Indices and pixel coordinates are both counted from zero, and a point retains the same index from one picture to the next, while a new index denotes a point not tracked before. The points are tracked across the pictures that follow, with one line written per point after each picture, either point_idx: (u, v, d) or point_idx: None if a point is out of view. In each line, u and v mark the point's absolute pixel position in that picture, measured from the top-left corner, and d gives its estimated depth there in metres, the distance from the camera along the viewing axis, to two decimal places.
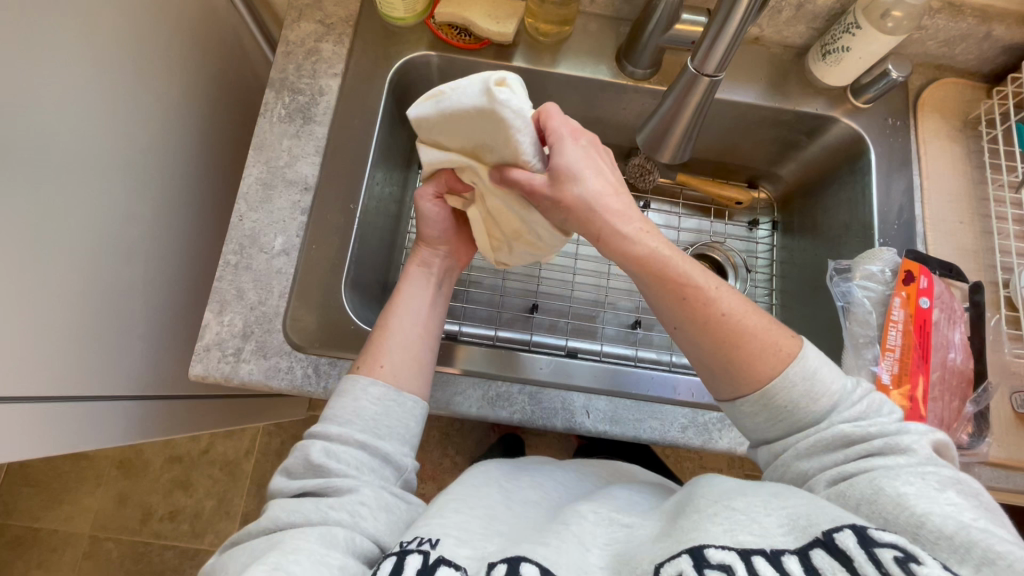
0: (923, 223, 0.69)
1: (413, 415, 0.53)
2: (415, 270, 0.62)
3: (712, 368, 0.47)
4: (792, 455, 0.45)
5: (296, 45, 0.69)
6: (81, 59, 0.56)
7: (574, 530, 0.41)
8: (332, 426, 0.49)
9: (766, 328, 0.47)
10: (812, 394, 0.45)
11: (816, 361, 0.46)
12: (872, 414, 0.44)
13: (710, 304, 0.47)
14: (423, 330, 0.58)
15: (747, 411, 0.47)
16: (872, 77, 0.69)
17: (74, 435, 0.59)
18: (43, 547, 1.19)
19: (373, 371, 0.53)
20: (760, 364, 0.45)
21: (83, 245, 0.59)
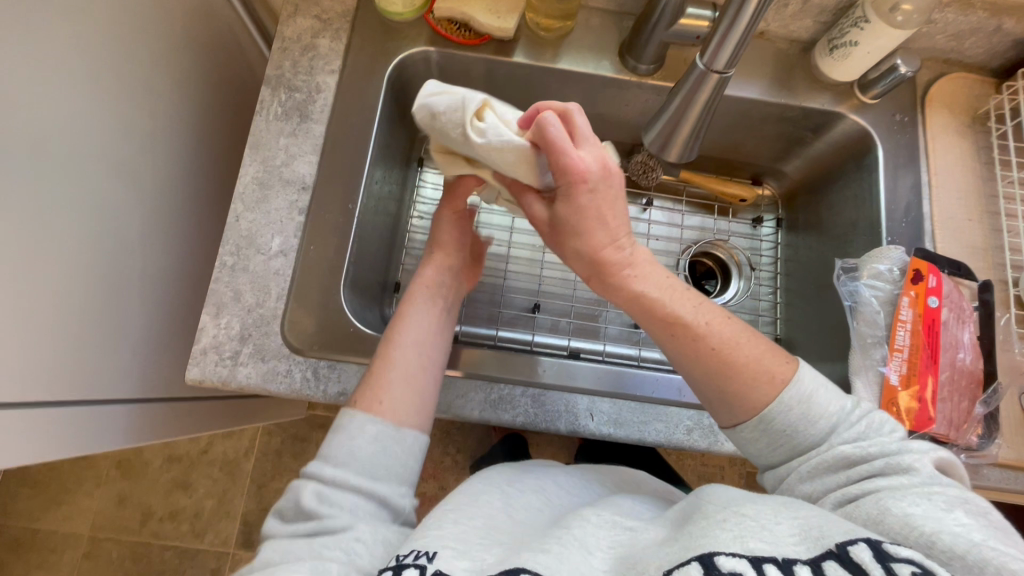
0: (931, 221, 0.68)
1: (413, 452, 0.50)
2: (420, 288, 0.58)
3: (709, 395, 0.47)
4: (795, 478, 0.45)
5: (292, 41, 0.68)
6: (73, 56, 0.55)
7: (575, 534, 0.40)
8: (326, 465, 0.47)
9: (761, 360, 0.46)
10: (809, 418, 0.45)
11: (812, 385, 0.46)
12: (872, 434, 0.44)
13: (700, 339, 0.46)
14: (428, 357, 0.53)
15: (748, 438, 0.47)
16: (880, 72, 0.67)
17: (69, 440, 0.58)
18: (42, 548, 1.18)
19: (372, 408, 0.49)
20: (756, 393, 0.45)
21: (78, 247, 0.57)
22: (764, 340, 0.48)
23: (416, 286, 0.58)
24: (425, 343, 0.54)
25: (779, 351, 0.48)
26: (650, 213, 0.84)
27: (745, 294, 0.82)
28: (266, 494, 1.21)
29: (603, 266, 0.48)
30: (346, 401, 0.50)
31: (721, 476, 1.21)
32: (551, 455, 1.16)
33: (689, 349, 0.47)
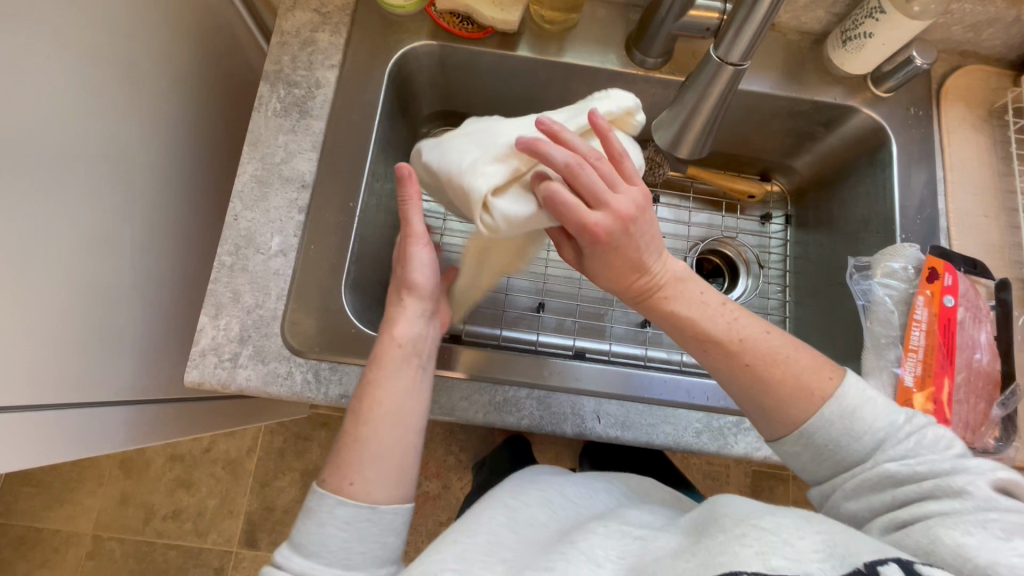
0: (947, 217, 0.66)
1: (394, 528, 0.43)
2: (392, 346, 0.49)
3: (749, 414, 0.48)
4: (841, 495, 0.44)
5: (290, 35, 0.66)
6: (68, 51, 0.53)
7: (581, 547, 0.39)
8: (296, 555, 0.41)
9: (802, 371, 0.46)
10: (852, 432, 0.44)
11: (857, 398, 0.44)
12: (924, 450, 0.42)
13: (733, 356, 0.47)
14: (410, 424, 0.46)
15: (790, 451, 0.47)
16: (895, 64, 0.65)
17: (68, 443, 0.57)
18: (45, 547, 1.18)
19: (341, 491, 0.42)
20: (793, 411, 0.45)
21: (74, 248, 0.56)
22: (807, 352, 0.47)
23: (386, 347, 0.49)
24: (401, 409, 0.46)
25: (823, 363, 0.46)
26: (656, 211, 0.83)
27: (754, 292, 0.80)
28: (269, 493, 1.20)
29: (641, 297, 0.51)
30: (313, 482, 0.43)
31: (727, 476, 1.20)
32: (555, 454, 1.15)
33: (729, 373, 0.47)
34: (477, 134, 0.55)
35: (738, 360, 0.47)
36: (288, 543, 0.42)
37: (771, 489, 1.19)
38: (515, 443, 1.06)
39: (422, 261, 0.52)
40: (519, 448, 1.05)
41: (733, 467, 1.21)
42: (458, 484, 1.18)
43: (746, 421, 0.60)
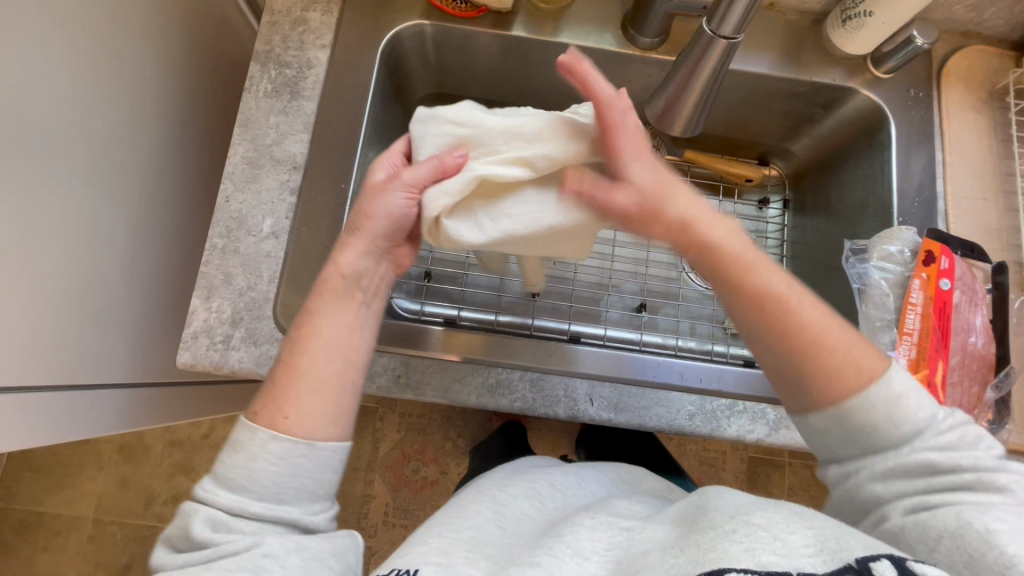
0: (945, 200, 0.65)
1: (331, 465, 0.41)
2: (336, 278, 0.46)
3: (783, 384, 0.45)
4: (866, 476, 0.42)
5: (281, 14, 0.65)
6: (57, 28, 0.52)
7: (568, 541, 0.40)
8: (224, 489, 0.39)
9: (851, 346, 0.43)
10: (892, 420, 0.41)
11: (904, 386, 0.41)
12: (966, 447, 0.40)
13: (788, 314, 0.43)
14: (347, 364, 0.44)
15: (819, 429, 0.43)
16: (895, 44, 0.64)
17: (62, 425, 0.58)
18: (46, 531, 1.19)
19: (275, 425, 0.40)
20: (838, 386, 0.42)
21: (65, 229, 0.56)
22: (853, 331, 0.44)
23: (330, 275, 0.46)
24: (341, 344, 0.44)
25: (870, 347, 0.43)
26: None
27: None
28: None
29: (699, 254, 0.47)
30: (244, 413, 0.41)
31: (723, 462, 1.20)
32: (552, 440, 1.16)
33: (781, 337, 0.43)
34: (464, 133, 0.50)
35: (790, 328, 0.43)
36: (213, 478, 0.40)
37: (766, 476, 1.20)
38: (511, 428, 1.07)
39: (393, 202, 0.48)
40: (514, 435, 1.05)
41: (729, 454, 1.21)
42: (456, 470, 1.19)
43: (740, 403, 0.60)
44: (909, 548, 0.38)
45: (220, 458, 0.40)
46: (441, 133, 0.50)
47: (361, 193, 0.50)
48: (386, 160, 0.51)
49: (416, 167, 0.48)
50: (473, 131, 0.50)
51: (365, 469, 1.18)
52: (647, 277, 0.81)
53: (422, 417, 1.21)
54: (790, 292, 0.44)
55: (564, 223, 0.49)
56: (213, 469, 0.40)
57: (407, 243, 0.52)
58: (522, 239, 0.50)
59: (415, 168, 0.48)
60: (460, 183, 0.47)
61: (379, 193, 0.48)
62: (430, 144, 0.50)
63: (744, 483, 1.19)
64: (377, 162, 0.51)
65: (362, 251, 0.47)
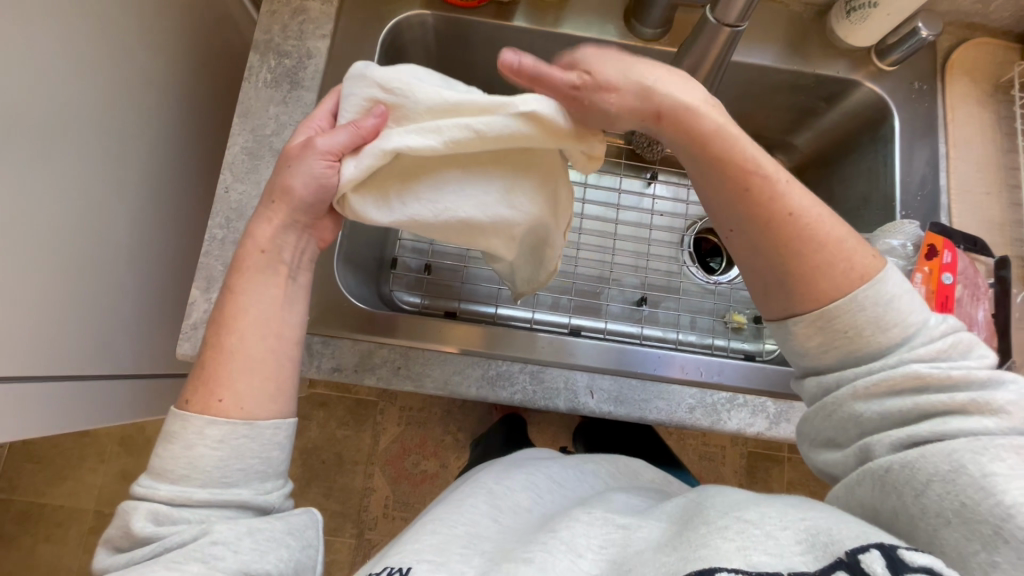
0: (948, 194, 0.65)
1: (277, 443, 0.41)
2: (257, 253, 0.45)
3: (771, 283, 0.43)
4: (850, 394, 0.40)
5: (281, 3, 0.65)
6: (55, 16, 0.52)
7: (563, 537, 0.39)
8: (164, 483, 0.38)
9: (844, 241, 0.41)
10: (880, 323, 0.39)
11: (896, 287, 0.40)
12: (957, 356, 0.39)
13: (781, 204, 0.41)
14: (277, 336, 0.43)
15: (801, 332, 0.42)
16: (899, 36, 0.64)
17: (62, 415, 0.58)
18: (48, 522, 1.19)
19: (209, 409, 0.40)
20: (824, 282, 0.40)
21: (63, 219, 0.56)
22: (851, 229, 0.42)
23: (247, 253, 0.45)
24: (272, 320, 0.44)
25: (865, 243, 0.42)
26: (654, 188, 0.84)
27: None
28: None
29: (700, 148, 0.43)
30: (173, 405, 0.40)
31: (722, 457, 1.21)
32: (552, 434, 1.16)
33: (768, 230, 0.41)
34: (392, 97, 0.46)
35: (775, 218, 0.41)
36: (151, 474, 0.39)
37: (766, 470, 1.20)
38: (511, 423, 1.06)
39: (310, 169, 0.45)
40: (516, 428, 1.05)
41: (728, 448, 1.21)
42: (455, 463, 1.19)
43: (740, 397, 0.60)
44: (895, 489, 0.35)
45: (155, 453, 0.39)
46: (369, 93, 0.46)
47: (280, 158, 0.47)
48: (314, 121, 0.49)
49: (335, 133, 0.46)
50: (400, 97, 0.45)
51: (365, 461, 1.19)
52: (648, 272, 0.81)
53: (422, 410, 1.21)
54: (773, 170, 0.42)
55: (480, 218, 0.49)
56: (149, 465, 0.39)
57: (329, 215, 0.50)
58: (431, 226, 0.49)
59: (329, 137, 0.45)
60: (371, 161, 0.45)
61: (292, 164, 0.46)
62: (352, 106, 0.47)
63: (743, 478, 1.19)
64: (299, 128, 0.49)
65: (281, 223, 0.46)
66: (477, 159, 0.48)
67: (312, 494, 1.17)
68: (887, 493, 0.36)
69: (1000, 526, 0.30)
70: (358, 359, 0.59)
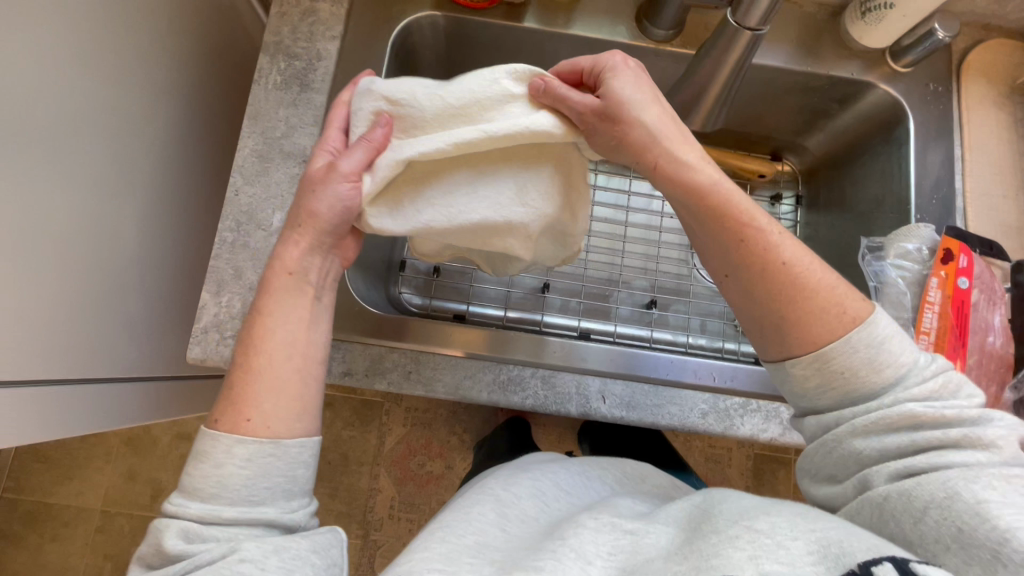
0: (963, 197, 0.64)
1: (302, 462, 0.41)
2: (280, 277, 0.45)
3: (765, 328, 0.42)
4: (848, 431, 0.39)
5: (290, 5, 0.64)
6: (64, 19, 0.52)
7: (572, 544, 0.38)
8: (194, 500, 0.38)
9: (834, 287, 0.41)
10: (874, 364, 0.39)
11: (887, 329, 0.40)
12: (948, 395, 0.38)
13: (772, 250, 0.42)
14: (303, 357, 0.43)
15: (798, 375, 0.41)
16: (916, 37, 0.63)
17: (72, 419, 0.57)
18: (55, 522, 1.19)
19: (238, 429, 0.39)
20: (818, 326, 0.40)
21: (72, 222, 0.55)
22: (838, 275, 0.43)
23: (275, 275, 0.45)
24: (296, 338, 0.43)
25: (852, 288, 0.42)
26: None
27: None
28: None
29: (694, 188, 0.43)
30: (204, 423, 0.40)
31: (728, 459, 1.20)
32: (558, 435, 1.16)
33: (761, 274, 0.42)
34: (399, 108, 0.46)
35: (767, 265, 0.42)
36: (181, 491, 0.38)
37: (773, 473, 1.20)
38: (515, 425, 1.06)
39: (334, 192, 0.45)
40: (519, 430, 1.04)
41: (735, 450, 1.21)
42: (461, 465, 1.19)
43: (753, 403, 0.59)
44: (893, 518, 0.35)
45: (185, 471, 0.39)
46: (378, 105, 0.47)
47: (302, 184, 0.47)
48: (326, 139, 0.49)
49: (351, 152, 0.46)
50: (407, 107, 0.46)
51: (371, 462, 1.18)
52: (658, 274, 0.81)
53: (428, 411, 1.21)
54: (764, 221, 0.42)
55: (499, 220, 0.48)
56: (180, 482, 0.38)
57: (352, 235, 0.50)
58: (446, 232, 0.48)
59: (348, 157, 0.46)
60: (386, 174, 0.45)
61: (314, 187, 0.46)
62: (361, 120, 0.47)
63: (750, 480, 1.19)
64: (317, 151, 0.48)
65: (307, 246, 0.46)
66: (488, 158, 0.48)
67: (318, 495, 1.17)
68: (885, 521, 0.35)
69: (998, 550, 0.30)
70: (369, 363, 0.59)
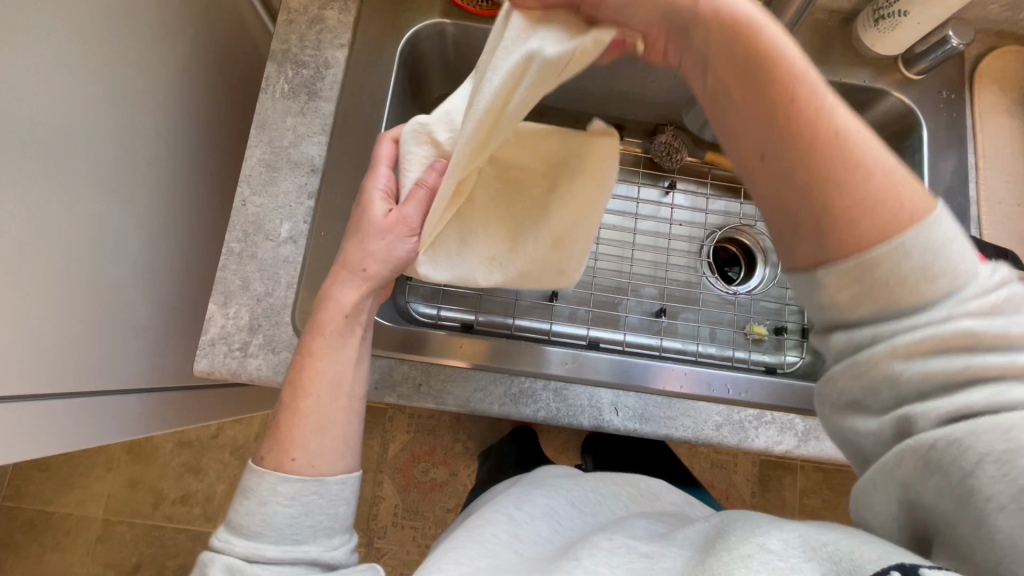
0: (977, 206, 0.64)
1: (343, 497, 0.44)
2: (335, 317, 0.47)
3: (798, 223, 0.34)
4: (886, 353, 0.33)
5: (298, 13, 0.64)
6: (70, 30, 0.51)
7: (584, 567, 0.37)
8: (238, 537, 0.41)
9: (892, 171, 0.32)
10: (930, 272, 0.31)
11: (952, 233, 0.32)
12: (1010, 309, 0.32)
13: (818, 117, 0.32)
14: (347, 397, 0.46)
15: (834, 282, 0.33)
16: (928, 45, 0.63)
17: (76, 433, 0.57)
18: (56, 531, 1.18)
19: (283, 467, 0.43)
20: (865, 220, 0.32)
21: (77, 233, 0.54)
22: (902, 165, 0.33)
23: (330, 316, 0.47)
24: (342, 379, 0.46)
25: (914, 176, 0.33)
26: (673, 197, 0.82)
27: (772, 282, 0.79)
28: None
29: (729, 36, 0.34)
30: (251, 460, 0.44)
31: (734, 465, 1.19)
32: (563, 443, 1.15)
33: (804, 148, 0.33)
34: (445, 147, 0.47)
35: (815, 134, 0.32)
36: (228, 527, 0.42)
37: (778, 479, 1.19)
38: (520, 435, 1.04)
39: (395, 244, 0.48)
40: (526, 440, 1.03)
41: (740, 456, 1.20)
42: (465, 472, 1.18)
43: (767, 414, 0.59)
44: (939, 468, 0.31)
45: (232, 507, 0.42)
46: (428, 147, 0.47)
47: (359, 227, 0.49)
48: (375, 176, 0.50)
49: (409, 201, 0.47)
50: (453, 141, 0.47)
51: (375, 470, 1.17)
52: (666, 282, 0.80)
53: (433, 418, 1.20)
54: (814, 83, 0.33)
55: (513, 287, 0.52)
56: (226, 520, 0.42)
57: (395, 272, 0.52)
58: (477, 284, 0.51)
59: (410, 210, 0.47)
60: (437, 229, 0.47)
61: (365, 234, 0.48)
62: (413, 164, 0.48)
63: (756, 487, 1.18)
64: (370, 191, 0.49)
65: (365, 290, 0.48)
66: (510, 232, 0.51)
67: None
68: (930, 471, 0.31)
69: None
70: (379, 375, 0.58)
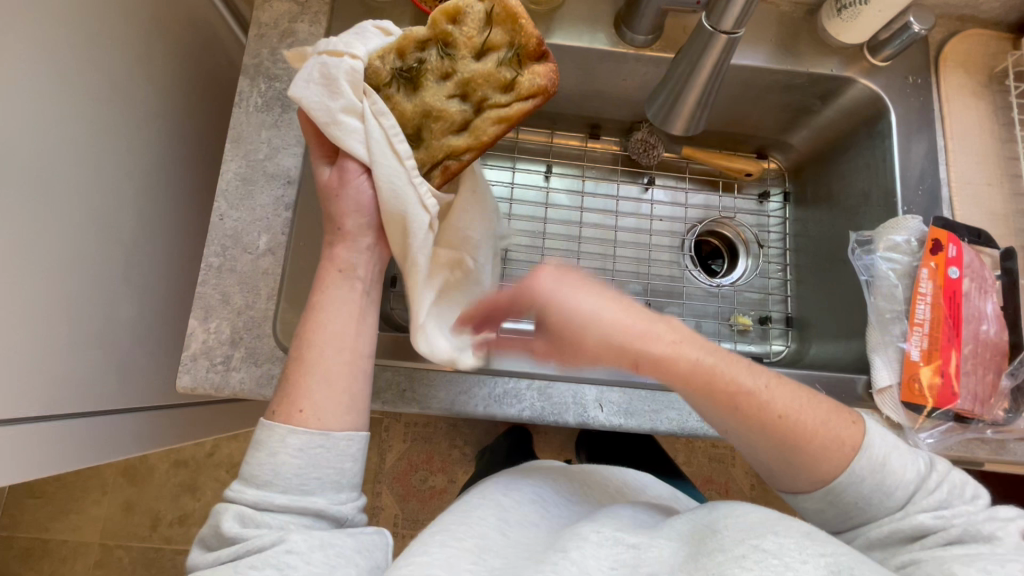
0: (949, 187, 0.65)
1: (350, 454, 0.43)
2: (333, 275, 0.49)
3: (773, 470, 0.44)
4: (864, 544, 0.42)
5: (269, 27, 0.64)
6: (40, 46, 0.51)
7: (573, 557, 0.38)
8: (250, 487, 0.41)
9: (823, 419, 0.42)
10: (884, 489, 0.42)
11: (885, 449, 0.42)
12: (954, 500, 0.41)
13: (763, 409, 0.42)
14: (353, 352, 0.47)
15: (812, 507, 0.44)
16: (892, 31, 0.64)
17: (62, 456, 0.56)
18: (53, 558, 1.17)
19: (292, 419, 0.43)
20: (824, 467, 0.42)
21: (54, 255, 0.54)
22: (821, 401, 0.43)
23: (326, 271, 0.49)
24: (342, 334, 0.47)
25: (828, 405, 0.43)
26: (652, 193, 0.82)
27: (754, 272, 0.80)
28: None
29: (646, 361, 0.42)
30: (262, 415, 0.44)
31: (732, 458, 1.19)
32: (559, 444, 1.15)
33: (753, 434, 0.42)
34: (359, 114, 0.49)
35: (766, 421, 0.42)
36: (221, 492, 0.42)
37: None
38: (515, 438, 1.04)
39: (357, 191, 0.50)
40: (521, 442, 1.03)
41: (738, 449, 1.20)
42: (463, 477, 1.18)
43: None
44: None
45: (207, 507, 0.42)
46: (342, 104, 0.49)
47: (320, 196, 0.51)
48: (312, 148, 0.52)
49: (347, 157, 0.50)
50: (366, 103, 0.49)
51: (373, 480, 1.17)
52: (650, 278, 0.80)
53: (428, 425, 1.20)
54: (751, 384, 0.42)
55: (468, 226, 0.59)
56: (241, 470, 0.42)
57: None
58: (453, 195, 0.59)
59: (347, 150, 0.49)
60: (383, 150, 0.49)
61: (331, 190, 0.51)
62: (328, 116, 0.49)
63: (754, 479, 1.18)
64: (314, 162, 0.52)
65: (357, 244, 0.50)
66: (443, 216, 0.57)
67: None
68: None
69: None
70: None
